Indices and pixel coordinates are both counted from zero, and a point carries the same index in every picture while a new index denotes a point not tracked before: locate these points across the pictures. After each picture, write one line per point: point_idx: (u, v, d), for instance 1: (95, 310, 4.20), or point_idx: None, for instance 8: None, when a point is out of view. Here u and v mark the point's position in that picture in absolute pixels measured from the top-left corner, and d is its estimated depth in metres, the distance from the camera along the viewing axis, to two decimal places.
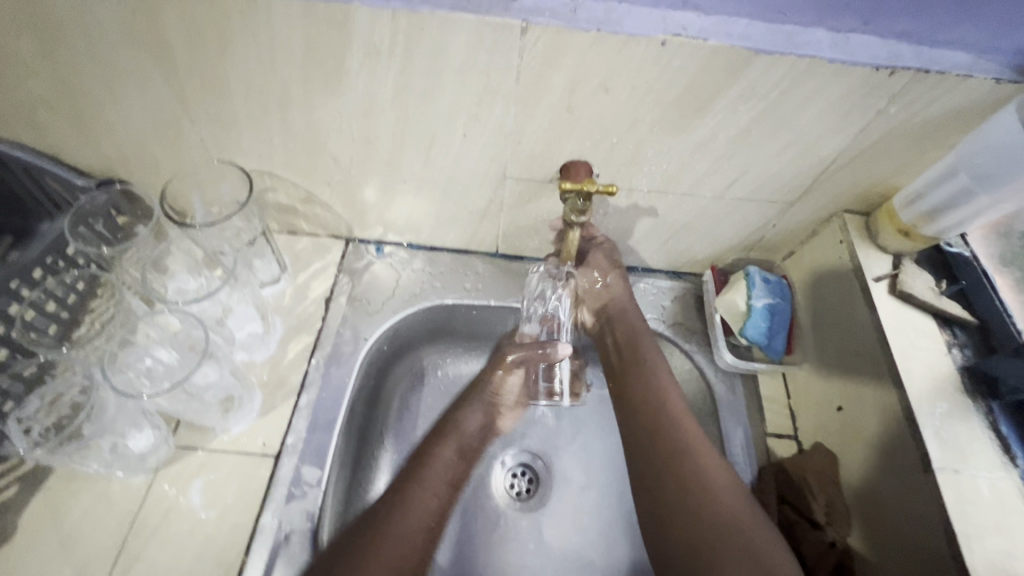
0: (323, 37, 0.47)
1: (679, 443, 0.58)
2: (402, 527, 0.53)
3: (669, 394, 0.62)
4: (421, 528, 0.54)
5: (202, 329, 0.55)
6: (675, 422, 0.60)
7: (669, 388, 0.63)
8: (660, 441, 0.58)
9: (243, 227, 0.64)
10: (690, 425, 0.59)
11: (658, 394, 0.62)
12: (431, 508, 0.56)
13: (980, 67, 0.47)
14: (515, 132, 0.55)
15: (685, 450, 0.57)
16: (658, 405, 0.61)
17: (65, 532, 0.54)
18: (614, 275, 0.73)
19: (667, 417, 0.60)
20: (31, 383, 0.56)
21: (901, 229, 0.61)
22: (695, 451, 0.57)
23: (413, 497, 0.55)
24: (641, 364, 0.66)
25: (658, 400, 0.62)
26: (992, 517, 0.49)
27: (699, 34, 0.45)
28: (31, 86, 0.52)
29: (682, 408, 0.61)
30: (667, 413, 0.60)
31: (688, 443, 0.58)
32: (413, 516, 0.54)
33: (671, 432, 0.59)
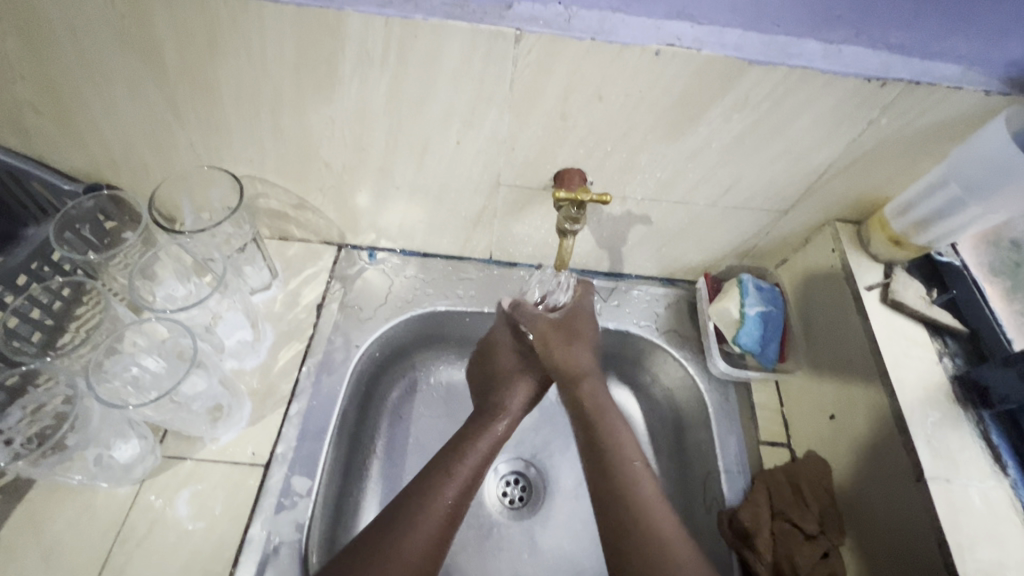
0: (315, 43, 0.46)
1: (644, 506, 0.51)
2: (409, 546, 0.50)
3: (627, 447, 0.56)
4: (426, 551, 0.51)
5: (189, 338, 0.54)
6: (636, 481, 0.53)
7: (628, 439, 0.57)
8: (624, 507, 0.52)
9: (233, 232, 0.63)
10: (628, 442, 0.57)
11: (619, 447, 0.56)
12: (438, 532, 0.53)
13: (970, 78, 0.48)
14: (508, 140, 0.55)
15: (649, 518, 0.51)
16: (620, 457, 0.55)
17: (48, 544, 0.53)
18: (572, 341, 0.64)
19: (627, 475, 0.54)
20: (15, 392, 0.53)
21: (893, 238, 0.62)
22: (657, 514, 0.51)
23: (408, 508, 0.54)
24: (603, 413, 0.59)
25: (618, 453, 0.55)
26: (983, 526, 0.49)
27: (692, 44, 0.45)
28: (16, 88, 0.52)
29: (640, 462, 0.55)
30: (626, 468, 0.54)
31: (650, 506, 0.52)
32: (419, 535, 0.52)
33: (631, 490, 0.52)
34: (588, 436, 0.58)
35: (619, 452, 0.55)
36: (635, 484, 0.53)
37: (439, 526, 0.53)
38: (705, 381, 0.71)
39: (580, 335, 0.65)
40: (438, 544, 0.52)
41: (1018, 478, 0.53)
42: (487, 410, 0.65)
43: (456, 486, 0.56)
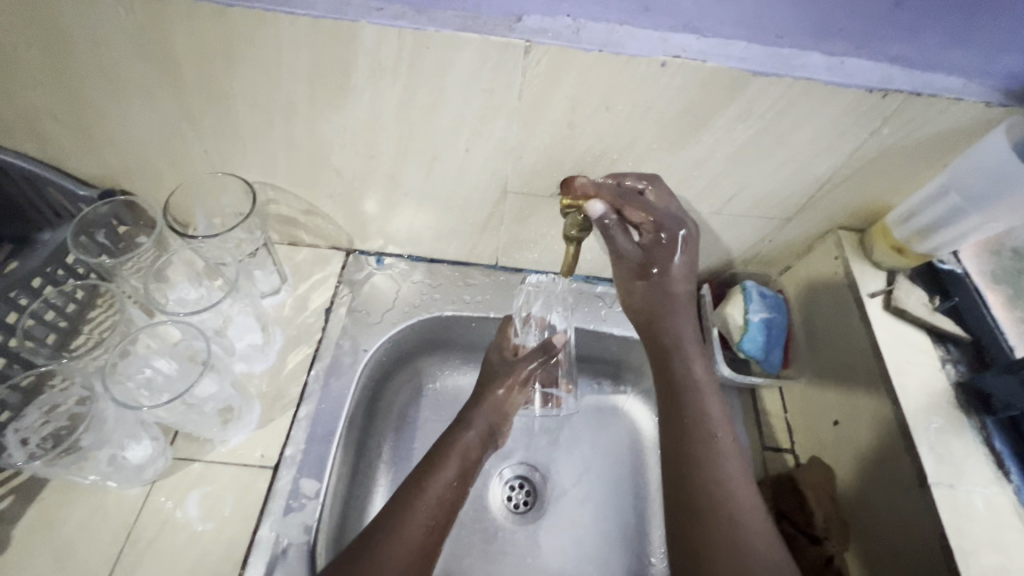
0: (329, 53, 0.48)
1: (725, 481, 0.50)
2: (386, 558, 0.49)
3: (716, 422, 0.54)
4: (408, 564, 0.50)
5: (203, 341, 0.56)
6: (718, 455, 0.52)
7: (717, 415, 0.55)
8: (699, 480, 0.51)
9: (245, 238, 0.64)
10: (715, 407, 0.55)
11: (703, 419, 0.54)
12: (418, 544, 0.52)
13: (970, 91, 0.49)
14: (516, 148, 0.56)
15: (729, 494, 0.50)
16: (703, 430, 0.53)
17: (59, 545, 0.54)
18: (660, 279, 0.60)
19: (711, 449, 0.52)
20: (29, 393, 0.54)
21: (895, 246, 0.62)
22: (733, 486, 0.50)
23: (404, 517, 0.53)
24: (692, 383, 0.56)
25: (704, 427, 0.54)
26: (986, 532, 0.50)
27: (698, 56, 0.46)
28: (35, 97, 0.53)
29: (725, 435, 0.54)
30: (713, 446, 0.52)
31: (731, 480, 0.50)
32: (402, 545, 0.51)
33: (712, 467, 0.51)
34: (670, 405, 0.56)
35: (704, 423, 0.54)
36: (721, 459, 0.52)
37: (418, 537, 0.52)
38: None
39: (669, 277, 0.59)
40: (419, 558, 0.51)
41: (1021, 484, 0.53)
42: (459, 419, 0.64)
43: (432, 497, 0.55)
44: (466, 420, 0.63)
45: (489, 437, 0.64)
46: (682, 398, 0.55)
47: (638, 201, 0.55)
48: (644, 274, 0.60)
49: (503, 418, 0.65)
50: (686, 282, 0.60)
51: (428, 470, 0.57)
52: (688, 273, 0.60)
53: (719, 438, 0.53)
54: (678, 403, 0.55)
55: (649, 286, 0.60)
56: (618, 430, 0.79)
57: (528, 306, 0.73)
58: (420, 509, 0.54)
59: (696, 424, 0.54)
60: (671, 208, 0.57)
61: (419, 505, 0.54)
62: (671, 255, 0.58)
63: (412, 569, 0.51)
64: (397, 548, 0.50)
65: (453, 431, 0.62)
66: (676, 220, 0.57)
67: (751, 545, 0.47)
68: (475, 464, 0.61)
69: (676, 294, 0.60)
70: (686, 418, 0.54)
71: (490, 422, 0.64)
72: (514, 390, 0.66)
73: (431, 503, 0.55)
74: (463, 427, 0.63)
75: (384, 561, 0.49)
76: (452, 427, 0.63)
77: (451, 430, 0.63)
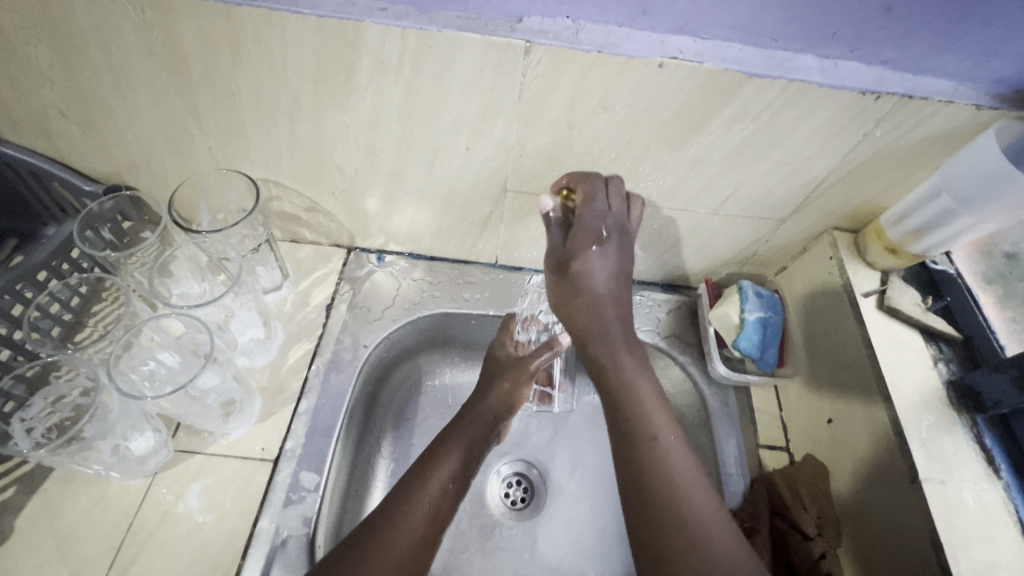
0: (333, 52, 0.48)
1: (675, 483, 0.50)
2: (392, 543, 0.50)
3: (657, 423, 0.54)
4: (410, 553, 0.51)
5: (206, 334, 0.56)
6: (663, 458, 0.51)
7: (659, 418, 0.54)
8: (649, 484, 0.50)
9: (248, 234, 0.65)
10: (654, 412, 0.54)
11: (644, 422, 0.53)
12: (419, 533, 0.52)
13: (961, 94, 0.50)
14: (516, 147, 0.57)
15: (687, 498, 0.49)
16: (645, 434, 0.53)
17: (61, 534, 0.54)
18: (577, 279, 0.58)
19: (658, 453, 0.51)
20: (33, 383, 0.54)
21: (889, 247, 0.64)
22: (688, 488, 0.49)
23: (409, 504, 0.54)
24: (628, 386, 0.56)
25: (645, 431, 0.53)
26: (976, 527, 0.50)
27: (695, 57, 0.47)
28: (44, 93, 0.54)
29: (672, 437, 0.53)
30: (659, 449, 0.52)
31: (682, 483, 0.50)
32: (409, 529, 0.52)
33: (661, 470, 0.50)
34: (611, 414, 0.55)
35: (644, 428, 0.53)
36: (668, 461, 0.51)
37: (421, 526, 0.53)
38: (705, 384, 0.72)
39: (585, 270, 0.58)
40: (419, 548, 0.52)
41: (1011, 481, 0.54)
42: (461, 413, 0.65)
43: (435, 488, 0.56)
44: (471, 414, 0.64)
45: (493, 430, 0.65)
46: (620, 403, 0.55)
47: (580, 192, 0.57)
48: (565, 267, 0.59)
49: (507, 411, 0.67)
50: (610, 282, 0.59)
51: (432, 462, 0.58)
52: (610, 272, 0.58)
53: (663, 439, 0.53)
54: (617, 407, 0.55)
55: (564, 284, 0.59)
56: None
57: (533, 310, 0.76)
58: (424, 498, 0.55)
59: (637, 429, 0.53)
60: (612, 207, 0.57)
61: (424, 494, 0.55)
62: (590, 256, 0.58)
63: (415, 557, 0.51)
64: (399, 537, 0.51)
65: (456, 422, 0.64)
66: (597, 218, 0.57)
67: (712, 546, 0.46)
68: (476, 457, 0.62)
69: (598, 292, 0.58)
70: (627, 422, 0.54)
71: (495, 414, 0.66)
72: (520, 382, 0.68)
73: (433, 493, 0.55)
74: (468, 422, 0.64)
75: (384, 552, 0.50)
76: (459, 419, 0.64)
77: (457, 424, 0.63)
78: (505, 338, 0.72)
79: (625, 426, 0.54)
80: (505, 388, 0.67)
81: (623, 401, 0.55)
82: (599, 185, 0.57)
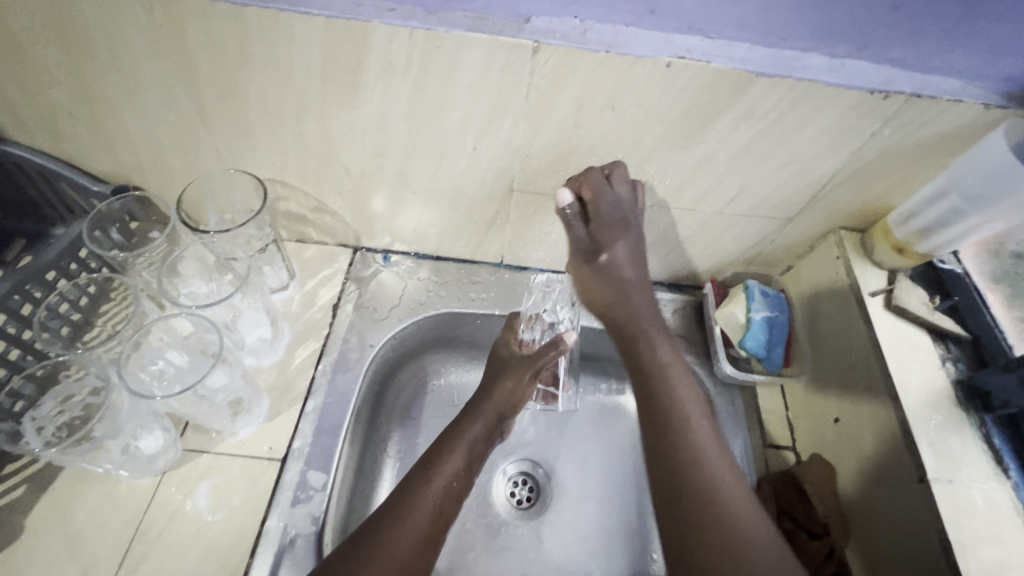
0: (341, 53, 0.49)
1: (701, 459, 0.50)
2: (395, 541, 0.51)
3: (688, 405, 0.54)
4: (413, 551, 0.51)
5: (215, 333, 0.57)
6: (694, 438, 0.52)
7: (688, 397, 0.55)
8: (679, 463, 0.51)
9: (255, 234, 0.65)
10: (687, 394, 0.55)
11: (676, 404, 0.54)
12: (422, 532, 0.53)
13: (969, 93, 0.50)
14: (523, 147, 0.57)
15: (715, 477, 0.49)
16: (676, 415, 0.54)
17: (71, 533, 0.55)
18: (607, 267, 0.60)
19: (688, 434, 0.52)
20: (43, 383, 0.55)
21: (896, 246, 0.63)
22: (716, 468, 0.50)
23: (413, 503, 0.54)
24: (663, 370, 0.57)
25: (676, 413, 0.54)
26: (984, 527, 0.50)
27: (702, 57, 0.47)
28: (53, 94, 0.54)
29: (701, 420, 0.54)
30: (690, 431, 0.52)
31: (710, 463, 0.50)
32: (413, 528, 0.52)
33: (690, 450, 0.51)
34: (643, 395, 0.56)
35: (676, 409, 0.54)
36: (698, 441, 0.52)
37: (425, 524, 0.53)
38: (711, 384, 0.72)
39: (614, 254, 0.60)
40: (422, 546, 0.52)
41: (1020, 480, 0.54)
42: (467, 411, 0.65)
43: (439, 487, 0.56)
44: (475, 411, 0.64)
45: (496, 429, 0.66)
46: (653, 384, 0.56)
47: (588, 189, 0.57)
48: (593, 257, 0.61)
49: (511, 409, 0.67)
50: (635, 266, 0.61)
51: (436, 460, 0.58)
52: (633, 255, 0.60)
53: (694, 421, 0.53)
54: (650, 390, 0.56)
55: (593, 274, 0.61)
56: (621, 429, 0.79)
57: (537, 309, 0.75)
58: (428, 497, 0.55)
59: (669, 410, 0.54)
60: (620, 197, 0.57)
61: (428, 492, 0.55)
62: (615, 243, 0.60)
63: (417, 556, 0.52)
64: (402, 536, 0.51)
65: (459, 420, 0.64)
66: (614, 205, 0.57)
67: (735, 524, 0.47)
68: (479, 456, 0.62)
69: (625, 278, 0.60)
70: (660, 403, 0.55)
71: (498, 413, 0.66)
72: (524, 381, 0.67)
73: (437, 491, 0.56)
74: (472, 419, 0.64)
75: (387, 550, 0.50)
76: (462, 417, 0.64)
77: (461, 421, 0.64)
78: (511, 335, 0.72)
79: (657, 406, 0.55)
80: (509, 385, 0.67)
81: (655, 383, 0.56)
82: (602, 178, 0.57)
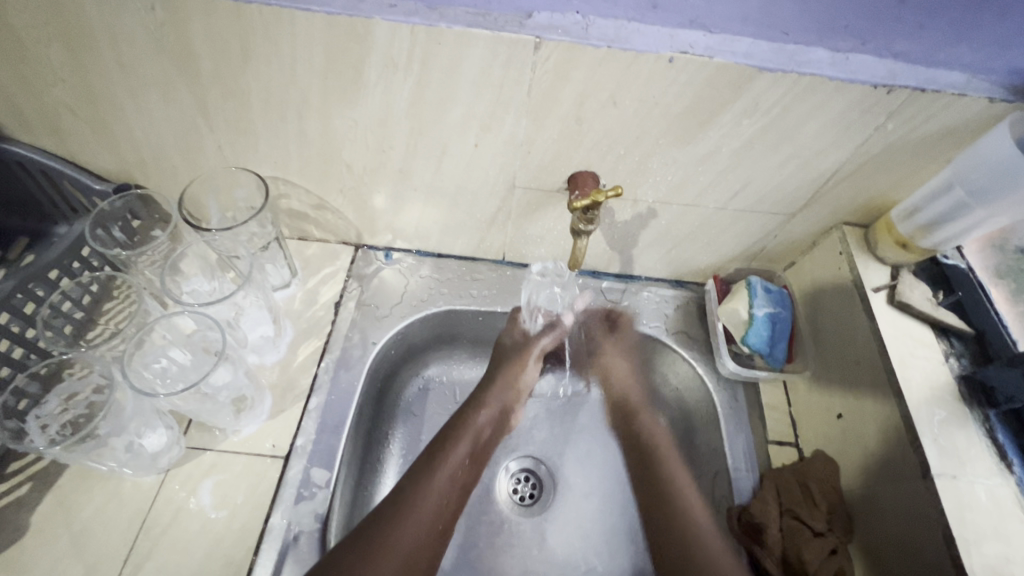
0: (343, 51, 0.49)
1: (690, 516, 0.65)
2: (403, 531, 0.54)
3: (679, 475, 0.69)
4: (420, 538, 0.55)
5: (218, 331, 0.57)
6: (684, 497, 0.67)
7: (678, 472, 0.70)
8: (676, 516, 0.65)
9: (257, 232, 0.66)
10: (675, 466, 0.70)
11: (670, 473, 0.69)
12: (429, 523, 0.57)
13: (974, 86, 0.49)
14: (525, 143, 0.57)
15: (698, 522, 0.64)
16: (671, 481, 0.69)
17: (76, 530, 0.55)
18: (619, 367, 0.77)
19: (677, 493, 0.67)
20: (48, 381, 0.55)
21: (899, 241, 0.63)
22: (699, 517, 0.64)
23: (421, 495, 0.57)
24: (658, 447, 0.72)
25: (672, 480, 0.69)
26: (988, 522, 0.50)
27: (705, 51, 0.47)
28: (56, 93, 0.54)
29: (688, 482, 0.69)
30: (680, 491, 0.67)
31: (694, 512, 0.65)
32: (421, 520, 0.56)
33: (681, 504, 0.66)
34: (644, 469, 0.72)
35: (671, 478, 0.69)
36: (686, 501, 0.66)
37: (432, 514, 0.57)
38: (714, 380, 0.71)
39: (631, 351, 0.77)
40: (430, 534, 0.57)
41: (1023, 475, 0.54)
42: (471, 401, 0.69)
43: (445, 477, 0.60)
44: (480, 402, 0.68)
45: (501, 415, 0.71)
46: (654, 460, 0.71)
47: (620, 321, 0.76)
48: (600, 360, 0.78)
49: (514, 402, 0.72)
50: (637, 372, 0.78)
51: (443, 453, 0.62)
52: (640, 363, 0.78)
53: (685, 488, 0.68)
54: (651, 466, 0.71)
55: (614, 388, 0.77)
56: None
57: (534, 300, 0.76)
58: (434, 489, 0.59)
59: (666, 476, 0.69)
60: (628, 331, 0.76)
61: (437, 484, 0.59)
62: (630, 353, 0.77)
63: (425, 542, 0.56)
64: (410, 525, 0.55)
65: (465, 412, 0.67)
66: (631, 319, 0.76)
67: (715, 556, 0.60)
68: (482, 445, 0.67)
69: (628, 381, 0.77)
70: (657, 474, 0.70)
71: (503, 403, 0.70)
72: (525, 368, 0.72)
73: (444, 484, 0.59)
74: (476, 409, 0.68)
75: (396, 540, 0.53)
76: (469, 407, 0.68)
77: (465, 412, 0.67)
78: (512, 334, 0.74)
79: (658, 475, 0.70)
80: (507, 373, 0.71)
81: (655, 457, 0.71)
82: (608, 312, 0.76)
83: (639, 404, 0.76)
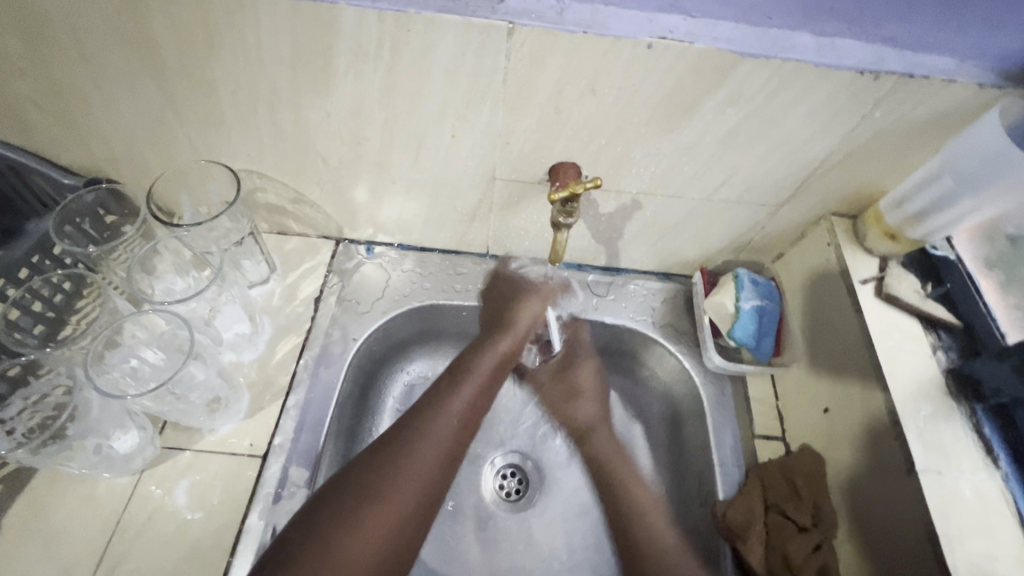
0: (310, 39, 0.47)
1: (641, 516, 0.62)
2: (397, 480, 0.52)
3: (632, 485, 0.65)
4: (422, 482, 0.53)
5: (188, 329, 0.55)
6: (647, 523, 0.61)
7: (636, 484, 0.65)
8: (627, 521, 0.62)
9: (231, 227, 0.64)
10: (632, 487, 0.65)
11: (620, 480, 0.66)
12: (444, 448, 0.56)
13: (964, 72, 0.48)
14: (503, 134, 0.55)
15: (650, 531, 0.60)
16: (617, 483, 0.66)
17: (49, 533, 0.54)
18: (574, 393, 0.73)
19: (636, 507, 0.63)
20: (15, 383, 0.54)
21: (887, 232, 0.62)
22: (658, 528, 0.60)
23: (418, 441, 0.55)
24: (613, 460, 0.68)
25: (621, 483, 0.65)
26: (973, 518, 0.50)
27: (685, 37, 0.45)
28: (16, 85, 0.52)
29: (647, 498, 0.64)
30: (629, 489, 0.65)
31: (643, 516, 0.62)
32: (425, 464, 0.54)
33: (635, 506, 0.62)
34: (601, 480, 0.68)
35: (627, 494, 0.64)
36: (644, 517, 0.61)
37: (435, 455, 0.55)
38: (700, 375, 0.70)
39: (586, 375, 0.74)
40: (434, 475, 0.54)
41: (1010, 471, 0.53)
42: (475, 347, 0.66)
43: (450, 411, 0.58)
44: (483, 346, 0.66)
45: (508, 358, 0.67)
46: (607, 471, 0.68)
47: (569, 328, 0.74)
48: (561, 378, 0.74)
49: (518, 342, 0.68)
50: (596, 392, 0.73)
51: (458, 381, 0.61)
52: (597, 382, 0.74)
53: (641, 501, 0.63)
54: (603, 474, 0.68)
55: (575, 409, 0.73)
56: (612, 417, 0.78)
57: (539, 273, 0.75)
58: (441, 423, 0.57)
59: (620, 489, 0.65)
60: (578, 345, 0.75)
61: (444, 416, 0.57)
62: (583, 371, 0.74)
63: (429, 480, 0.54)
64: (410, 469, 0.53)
65: (473, 354, 0.65)
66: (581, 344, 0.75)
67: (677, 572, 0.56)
68: (501, 370, 0.65)
69: (589, 408, 0.72)
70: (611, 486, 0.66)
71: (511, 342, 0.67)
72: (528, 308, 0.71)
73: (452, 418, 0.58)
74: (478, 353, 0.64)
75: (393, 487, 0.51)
76: (493, 332, 0.68)
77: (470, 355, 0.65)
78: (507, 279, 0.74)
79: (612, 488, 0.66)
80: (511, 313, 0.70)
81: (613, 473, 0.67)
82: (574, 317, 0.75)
83: (602, 432, 0.71)
